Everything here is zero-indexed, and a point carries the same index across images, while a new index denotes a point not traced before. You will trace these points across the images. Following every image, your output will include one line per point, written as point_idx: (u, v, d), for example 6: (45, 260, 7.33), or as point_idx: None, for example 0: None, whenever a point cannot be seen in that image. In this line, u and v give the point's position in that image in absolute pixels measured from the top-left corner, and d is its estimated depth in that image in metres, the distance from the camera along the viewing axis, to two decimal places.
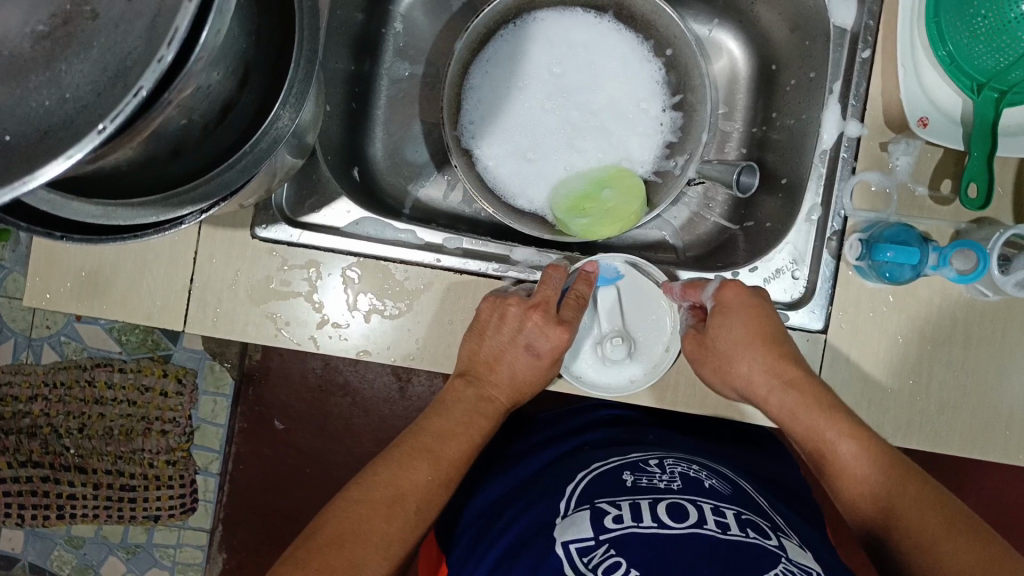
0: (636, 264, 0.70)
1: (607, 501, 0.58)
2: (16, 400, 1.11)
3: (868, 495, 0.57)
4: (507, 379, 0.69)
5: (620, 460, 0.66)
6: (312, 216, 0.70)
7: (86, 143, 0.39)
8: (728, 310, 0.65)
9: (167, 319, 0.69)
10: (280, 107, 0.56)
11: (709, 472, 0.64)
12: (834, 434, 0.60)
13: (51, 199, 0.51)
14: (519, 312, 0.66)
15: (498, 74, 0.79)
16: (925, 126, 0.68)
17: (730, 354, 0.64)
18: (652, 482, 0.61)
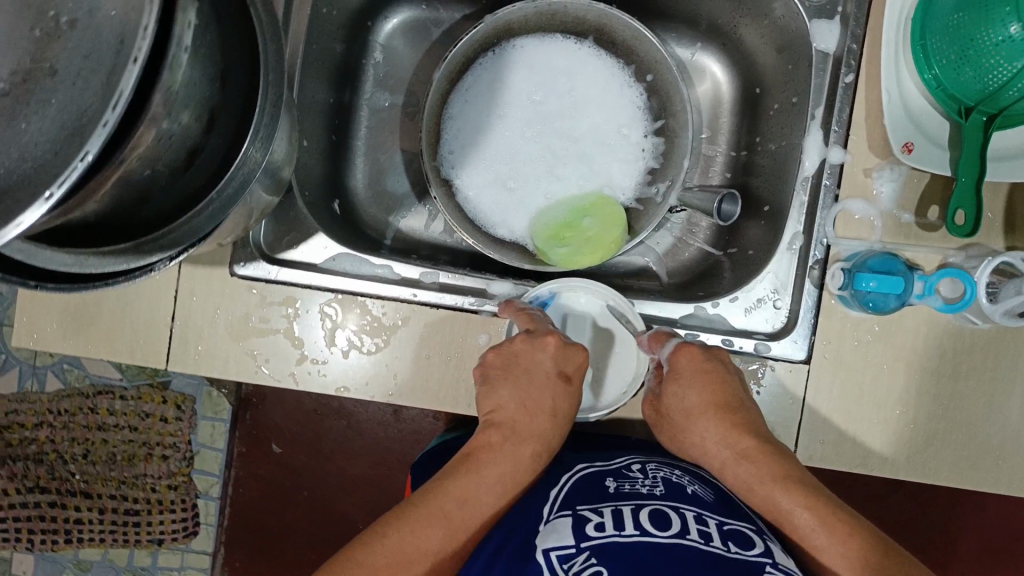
0: (614, 309, 0.70)
1: (589, 507, 0.55)
2: (22, 427, 1.13)
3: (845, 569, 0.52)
4: (545, 417, 0.64)
5: (602, 464, 0.63)
6: (290, 253, 0.70)
7: (35, 210, 0.38)
8: (679, 378, 0.63)
9: (149, 357, 0.69)
10: (249, 144, 0.54)
11: (692, 478, 0.62)
12: (788, 502, 0.56)
13: (29, 250, 0.49)
14: (529, 346, 0.64)
15: (477, 103, 0.79)
16: (910, 152, 0.66)
17: (684, 424, 0.63)
18: (634, 488, 0.58)
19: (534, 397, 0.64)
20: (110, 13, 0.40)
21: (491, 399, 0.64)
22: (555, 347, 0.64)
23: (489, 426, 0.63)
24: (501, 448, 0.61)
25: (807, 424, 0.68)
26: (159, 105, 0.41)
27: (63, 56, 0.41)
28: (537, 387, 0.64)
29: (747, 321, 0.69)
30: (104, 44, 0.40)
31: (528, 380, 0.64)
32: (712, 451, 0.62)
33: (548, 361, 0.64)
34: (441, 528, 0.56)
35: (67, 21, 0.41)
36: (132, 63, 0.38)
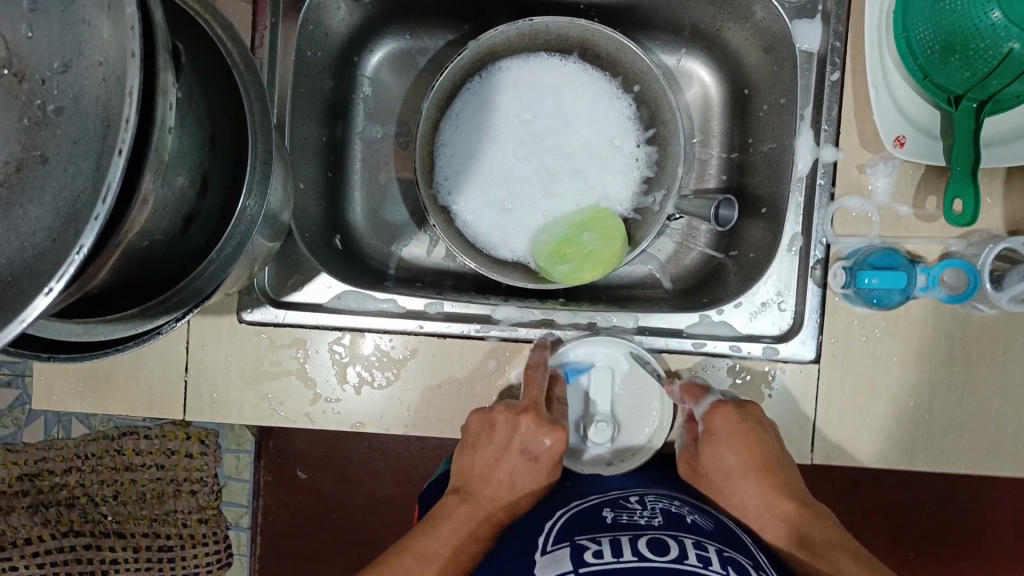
0: (636, 354, 0.69)
1: (586, 537, 0.54)
2: (51, 473, 1.15)
3: None
4: (502, 487, 0.65)
5: (597, 498, 0.62)
6: (296, 294, 0.70)
7: (36, 303, 0.39)
8: (720, 438, 0.63)
9: (166, 409, 0.70)
10: (244, 199, 0.56)
11: (692, 508, 0.61)
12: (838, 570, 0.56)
13: (33, 324, 0.52)
14: (508, 418, 0.65)
15: (467, 128, 0.79)
16: (902, 145, 0.66)
17: (723, 484, 0.63)
18: (631, 518, 0.57)
19: (494, 470, 0.65)
20: (93, 99, 0.41)
21: (459, 465, 0.66)
22: (529, 426, 0.63)
23: (451, 493, 0.65)
24: (457, 510, 0.63)
25: (822, 423, 0.68)
26: (149, 184, 0.42)
27: (52, 143, 0.42)
28: (498, 460, 0.64)
29: (753, 325, 0.69)
30: (90, 130, 0.41)
31: (493, 452, 0.64)
32: (754, 512, 0.62)
33: (513, 436, 0.64)
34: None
35: (53, 109, 0.42)
36: (117, 154, 0.39)
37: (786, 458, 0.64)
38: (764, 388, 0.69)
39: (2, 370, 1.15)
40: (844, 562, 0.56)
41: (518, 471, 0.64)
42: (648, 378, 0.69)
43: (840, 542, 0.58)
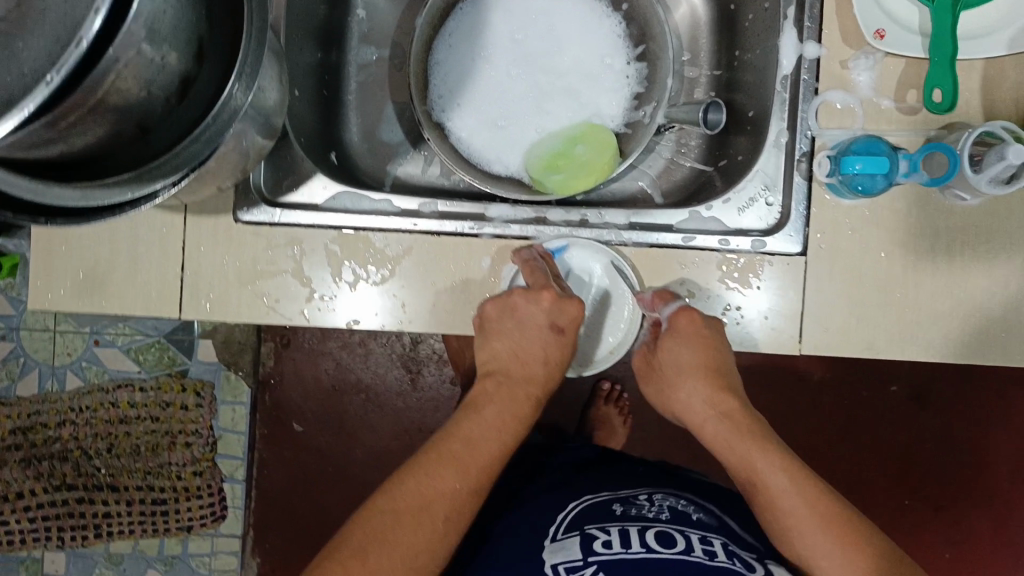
0: (615, 262, 0.71)
1: (596, 526, 0.67)
2: (45, 427, 1.16)
3: (813, 528, 0.58)
4: (537, 366, 0.70)
5: (608, 496, 0.74)
6: (292, 195, 0.72)
7: (37, 92, 0.40)
8: (676, 343, 0.65)
9: (162, 308, 0.70)
10: (233, 84, 0.55)
11: (696, 506, 0.72)
12: (766, 464, 0.61)
13: (32, 187, 0.51)
14: (528, 302, 0.68)
15: (461, 47, 0.80)
16: (882, 38, 0.68)
17: (678, 384, 0.66)
18: (641, 512, 0.69)
19: (525, 347, 0.70)
20: None
21: (486, 350, 0.70)
22: (550, 301, 0.68)
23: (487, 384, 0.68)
24: (498, 392, 0.69)
25: (812, 314, 0.70)
26: None
27: None
28: (528, 337, 0.69)
29: (741, 220, 0.71)
30: None
31: (521, 330, 0.69)
32: (699, 411, 0.65)
33: (542, 314, 0.69)
34: (453, 469, 0.64)
35: None
36: None
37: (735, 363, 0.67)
38: (752, 280, 0.70)
39: None
40: (773, 458, 0.61)
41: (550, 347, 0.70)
42: (626, 292, 0.72)
43: (771, 438, 0.63)
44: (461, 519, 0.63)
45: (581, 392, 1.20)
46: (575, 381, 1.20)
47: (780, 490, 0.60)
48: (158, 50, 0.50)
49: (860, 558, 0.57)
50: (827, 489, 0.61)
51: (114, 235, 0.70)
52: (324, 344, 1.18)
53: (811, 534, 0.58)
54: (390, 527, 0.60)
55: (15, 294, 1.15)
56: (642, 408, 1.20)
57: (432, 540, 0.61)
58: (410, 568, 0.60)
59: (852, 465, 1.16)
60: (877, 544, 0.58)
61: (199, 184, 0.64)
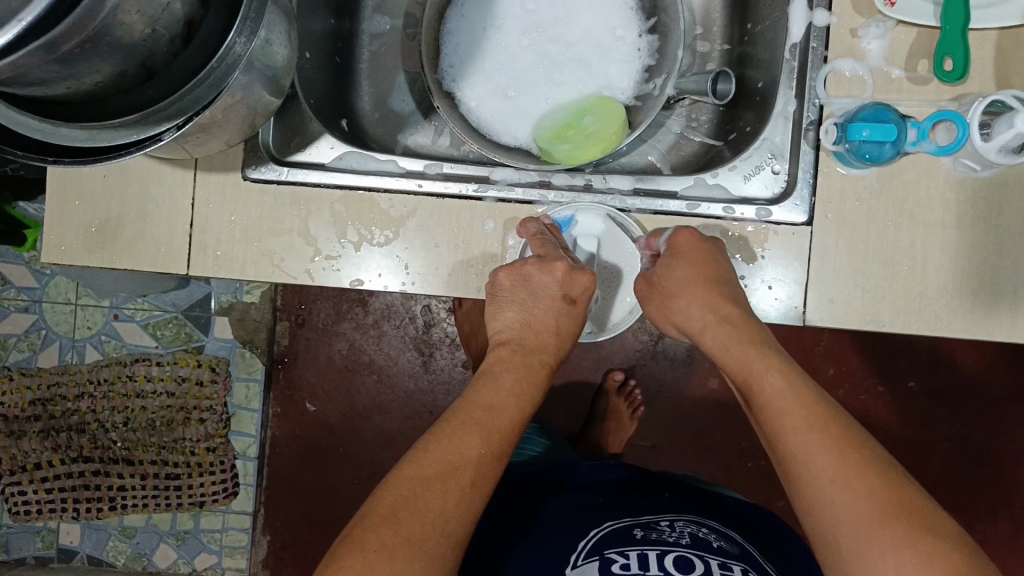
0: (614, 216, 0.71)
1: (616, 551, 0.61)
2: (64, 399, 1.17)
3: (805, 430, 0.55)
4: (548, 336, 0.68)
5: (630, 520, 0.67)
6: (299, 155, 0.73)
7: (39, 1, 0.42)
8: (673, 259, 0.65)
9: (170, 264, 0.71)
10: (234, 36, 0.56)
11: (718, 534, 0.65)
12: (762, 367, 0.59)
13: (41, 126, 0.54)
14: (540, 269, 0.67)
15: (473, 16, 0.81)
16: (892, 5, 0.68)
17: (678, 295, 0.65)
18: (662, 536, 0.63)
19: (540, 317, 0.68)
20: None
21: (496, 321, 0.69)
22: (562, 271, 0.67)
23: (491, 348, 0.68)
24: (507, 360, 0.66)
25: (816, 283, 0.69)
26: None
27: None
28: (542, 307, 0.67)
29: (747, 188, 0.71)
30: None
31: (534, 300, 0.67)
32: (699, 319, 0.64)
33: (555, 284, 0.68)
34: (477, 433, 0.61)
35: None
36: None
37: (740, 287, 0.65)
38: (757, 249, 0.69)
39: (20, 297, 1.18)
40: (770, 363, 0.59)
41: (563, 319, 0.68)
42: (627, 241, 0.72)
43: (773, 347, 0.61)
44: (488, 483, 0.60)
45: (592, 380, 1.19)
46: (586, 369, 1.20)
47: (779, 395, 0.57)
48: None
49: (851, 465, 0.53)
50: (828, 403, 0.57)
51: (126, 191, 0.71)
52: (338, 324, 1.19)
53: (807, 434, 0.55)
54: (418, 494, 0.57)
55: (40, 266, 1.18)
56: (653, 397, 1.19)
57: (462, 506, 0.58)
58: (442, 538, 0.56)
59: None
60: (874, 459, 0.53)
61: (206, 137, 0.65)
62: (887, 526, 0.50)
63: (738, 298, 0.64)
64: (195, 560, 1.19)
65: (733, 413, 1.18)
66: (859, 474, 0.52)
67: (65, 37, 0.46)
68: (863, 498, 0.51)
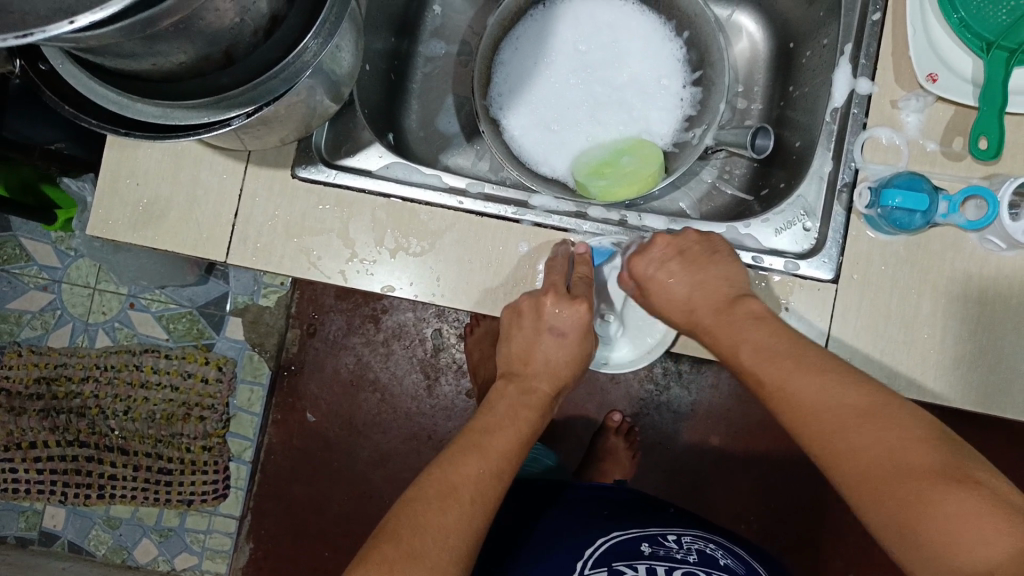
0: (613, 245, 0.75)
1: (624, 563, 0.62)
2: (69, 381, 1.18)
3: (789, 395, 0.54)
4: (541, 366, 0.68)
5: (638, 532, 0.69)
6: (346, 160, 0.75)
7: None
8: (648, 268, 0.67)
9: (209, 250, 0.73)
10: (310, 38, 0.58)
11: (725, 551, 0.67)
12: (743, 340, 0.58)
13: (118, 99, 0.57)
14: (530, 305, 0.69)
15: (527, 49, 0.84)
16: (935, 82, 0.70)
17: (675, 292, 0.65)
18: (670, 553, 0.64)
19: (532, 350, 0.68)
20: None
21: (504, 355, 0.71)
22: (551, 304, 0.68)
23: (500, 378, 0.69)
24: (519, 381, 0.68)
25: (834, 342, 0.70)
26: None
27: None
28: (529, 341, 0.68)
29: (777, 241, 0.73)
30: None
31: (524, 335, 0.69)
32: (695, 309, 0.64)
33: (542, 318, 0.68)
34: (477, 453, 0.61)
35: None
36: None
37: (739, 273, 0.65)
38: (782, 304, 0.71)
39: (40, 275, 1.19)
40: (751, 333, 0.58)
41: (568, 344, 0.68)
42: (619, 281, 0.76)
43: None
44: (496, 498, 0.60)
45: (594, 421, 1.20)
46: (590, 410, 1.20)
47: (775, 384, 0.55)
48: None
49: (838, 441, 0.50)
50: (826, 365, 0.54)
51: (175, 173, 0.73)
52: (348, 338, 1.20)
53: (805, 420, 0.52)
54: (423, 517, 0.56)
55: (66, 248, 1.19)
56: (653, 445, 1.19)
57: (463, 523, 0.57)
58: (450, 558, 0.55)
59: (855, 535, 1.17)
60: (871, 423, 0.50)
61: (264, 131, 0.67)
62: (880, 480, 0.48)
63: (730, 282, 0.64)
64: (175, 559, 1.17)
65: (730, 471, 1.18)
66: (853, 457, 0.49)
67: (169, 18, 0.47)
68: (862, 483, 0.49)
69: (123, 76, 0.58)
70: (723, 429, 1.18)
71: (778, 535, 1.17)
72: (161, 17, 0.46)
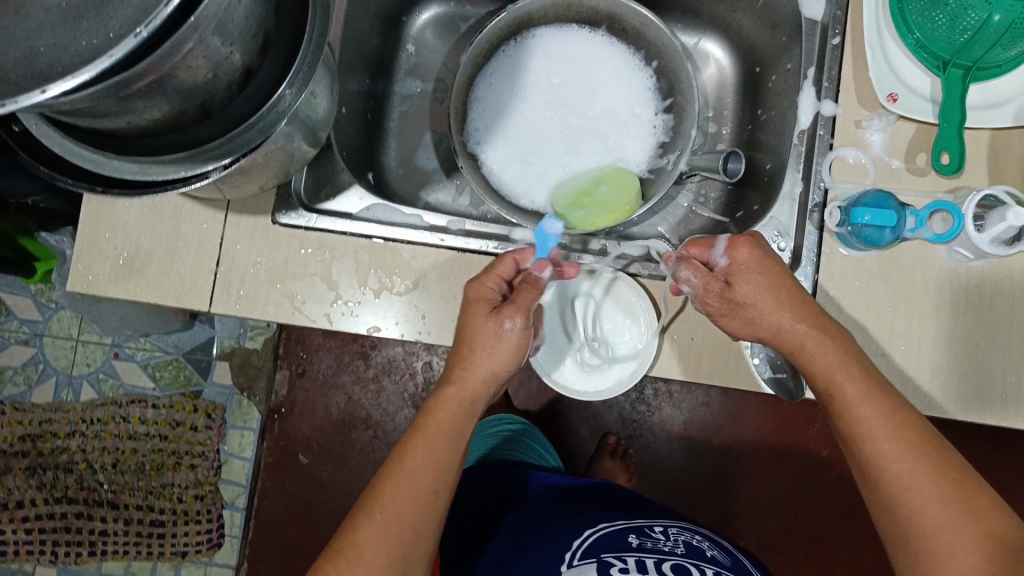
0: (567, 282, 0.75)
1: (612, 555, 0.63)
2: (54, 437, 1.17)
3: (881, 439, 0.57)
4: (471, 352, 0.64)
5: (625, 525, 0.71)
6: (327, 203, 0.76)
7: (126, 43, 0.41)
8: (743, 269, 0.65)
9: (194, 300, 0.73)
10: (285, 88, 0.58)
11: (710, 544, 0.70)
12: (842, 377, 0.60)
13: (94, 158, 0.57)
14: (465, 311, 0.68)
15: (501, 84, 0.86)
16: (895, 101, 0.73)
17: (758, 313, 0.64)
18: (657, 545, 0.66)
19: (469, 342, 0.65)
20: None
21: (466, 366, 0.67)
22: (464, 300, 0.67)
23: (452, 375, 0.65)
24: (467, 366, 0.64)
25: None
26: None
27: None
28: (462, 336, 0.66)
29: None
30: None
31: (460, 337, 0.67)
32: (791, 331, 0.63)
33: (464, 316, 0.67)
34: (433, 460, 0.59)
35: None
36: None
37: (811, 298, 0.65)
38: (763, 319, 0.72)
39: (20, 328, 1.18)
40: (854, 373, 0.60)
41: (495, 343, 0.64)
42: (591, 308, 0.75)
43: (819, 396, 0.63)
44: None
45: (586, 446, 1.21)
46: (581, 435, 1.21)
47: (870, 426, 0.58)
48: (227, 41, 0.54)
49: (916, 492, 0.55)
50: (914, 413, 0.59)
51: (156, 225, 0.73)
52: (338, 376, 1.19)
53: (910, 467, 0.56)
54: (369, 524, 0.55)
55: (46, 300, 1.19)
56: (647, 468, 1.20)
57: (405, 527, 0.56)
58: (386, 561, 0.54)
59: (851, 546, 1.17)
60: (946, 488, 0.54)
61: (243, 180, 0.68)
62: (947, 536, 0.53)
63: (813, 308, 0.64)
64: None
65: (723, 489, 1.19)
66: (963, 510, 0.53)
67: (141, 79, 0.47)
68: (974, 541, 0.52)
69: (99, 135, 0.58)
70: (715, 447, 1.19)
71: (772, 551, 1.18)
72: (134, 79, 0.46)
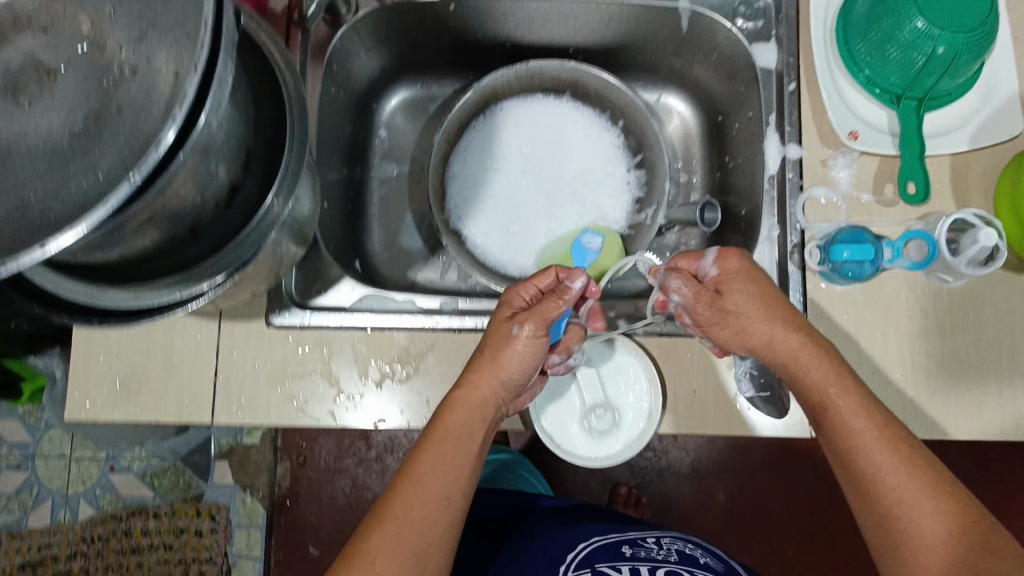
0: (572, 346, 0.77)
1: (606, 565, 0.65)
2: (55, 561, 1.16)
3: (876, 452, 0.57)
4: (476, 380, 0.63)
5: (617, 536, 0.72)
6: (320, 299, 0.77)
7: (121, 189, 0.41)
8: (734, 277, 0.66)
9: (196, 414, 0.72)
10: (272, 198, 0.60)
11: (703, 550, 0.71)
12: (837, 391, 0.60)
13: (89, 291, 0.56)
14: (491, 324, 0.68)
15: (474, 159, 0.88)
16: (856, 139, 0.76)
17: (746, 322, 0.64)
18: (650, 554, 0.67)
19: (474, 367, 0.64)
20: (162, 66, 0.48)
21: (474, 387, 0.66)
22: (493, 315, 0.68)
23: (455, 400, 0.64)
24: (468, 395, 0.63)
25: None
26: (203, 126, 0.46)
27: None
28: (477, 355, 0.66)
29: None
30: None
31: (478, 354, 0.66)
32: (785, 340, 0.63)
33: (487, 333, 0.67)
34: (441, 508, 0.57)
35: None
36: (192, 72, 0.42)
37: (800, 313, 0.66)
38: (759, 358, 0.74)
39: (12, 453, 1.17)
40: (849, 386, 0.60)
41: (503, 345, 0.64)
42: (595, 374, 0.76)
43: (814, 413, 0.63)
44: None
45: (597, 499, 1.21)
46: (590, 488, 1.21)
47: (863, 439, 0.58)
48: (209, 161, 0.55)
49: (910, 506, 0.55)
50: (905, 429, 0.59)
51: (151, 342, 0.73)
52: (341, 461, 1.18)
53: (907, 480, 0.55)
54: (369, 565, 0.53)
55: (34, 420, 1.18)
56: (661, 515, 1.19)
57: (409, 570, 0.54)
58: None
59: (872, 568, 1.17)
60: (941, 506, 0.54)
61: (236, 289, 0.69)
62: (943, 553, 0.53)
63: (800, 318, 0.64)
64: None
65: (739, 525, 1.19)
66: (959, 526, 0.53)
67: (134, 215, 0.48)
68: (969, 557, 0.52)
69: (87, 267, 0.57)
70: (726, 485, 1.20)
71: None
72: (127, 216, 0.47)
